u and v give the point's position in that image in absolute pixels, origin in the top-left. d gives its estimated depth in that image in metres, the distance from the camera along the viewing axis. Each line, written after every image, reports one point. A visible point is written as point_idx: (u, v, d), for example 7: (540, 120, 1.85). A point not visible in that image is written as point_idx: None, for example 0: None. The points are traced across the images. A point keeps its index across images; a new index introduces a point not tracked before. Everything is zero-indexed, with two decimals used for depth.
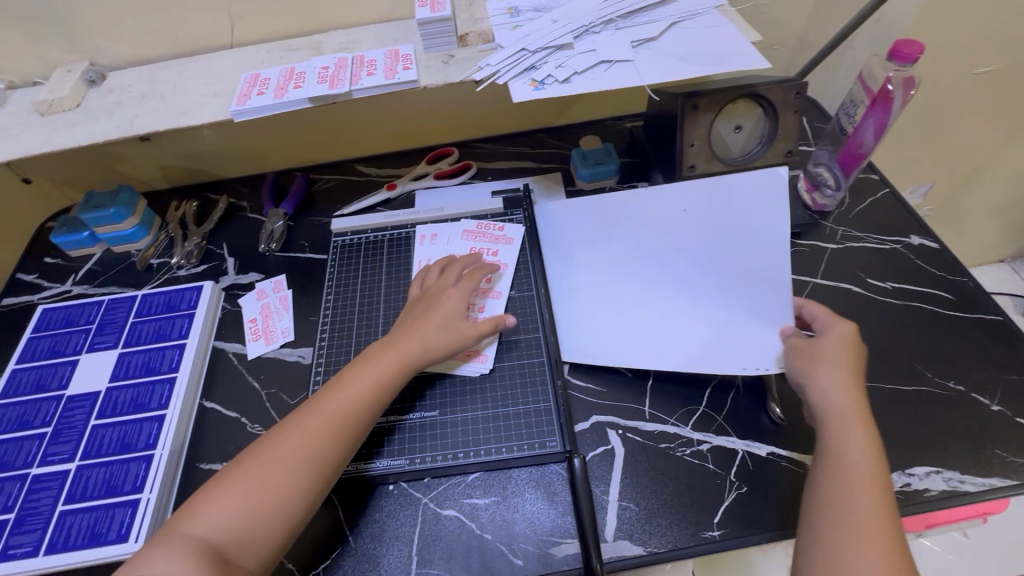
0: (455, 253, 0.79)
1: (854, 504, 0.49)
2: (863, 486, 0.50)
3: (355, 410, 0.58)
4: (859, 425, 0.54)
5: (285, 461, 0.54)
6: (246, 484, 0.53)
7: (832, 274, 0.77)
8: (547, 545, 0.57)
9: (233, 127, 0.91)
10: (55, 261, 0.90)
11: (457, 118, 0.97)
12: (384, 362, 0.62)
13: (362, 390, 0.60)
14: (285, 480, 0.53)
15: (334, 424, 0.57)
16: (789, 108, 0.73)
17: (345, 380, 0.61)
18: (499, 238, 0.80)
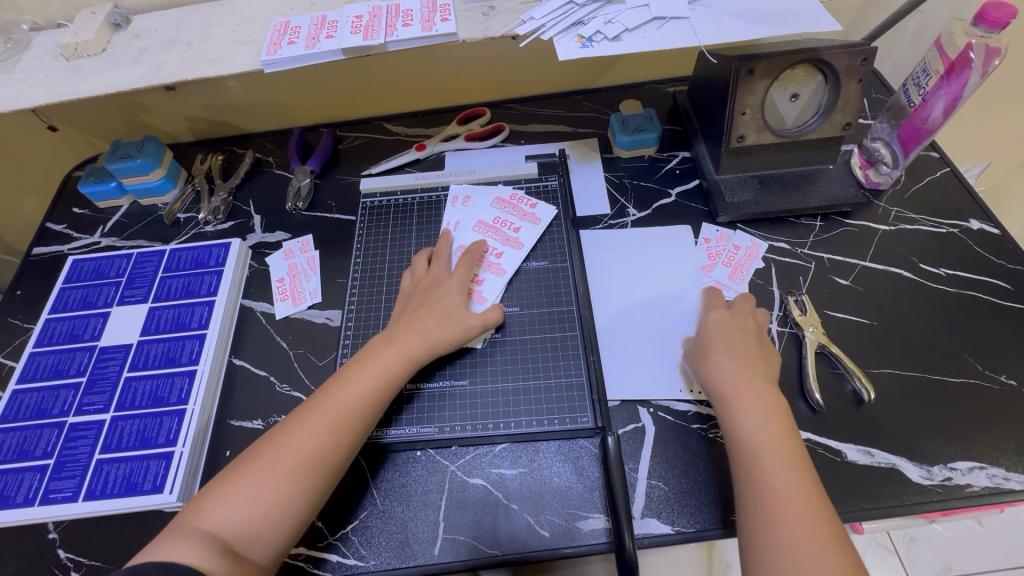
0: (482, 219, 0.76)
1: (768, 470, 0.50)
2: (768, 450, 0.51)
3: (363, 405, 0.57)
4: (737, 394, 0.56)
5: (299, 449, 0.53)
6: (261, 472, 0.51)
7: (882, 257, 0.73)
8: (574, 518, 0.57)
9: (260, 78, 0.88)
10: (83, 212, 0.89)
11: (490, 76, 0.93)
12: (389, 357, 0.60)
13: (374, 379, 0.58)
14: (300, 470, 0.52)
15: (347, 413, 0.56)
16: (852, 78, 0.67)
17: (352, 371, 0.59)
18: (525, 214, 0.77)
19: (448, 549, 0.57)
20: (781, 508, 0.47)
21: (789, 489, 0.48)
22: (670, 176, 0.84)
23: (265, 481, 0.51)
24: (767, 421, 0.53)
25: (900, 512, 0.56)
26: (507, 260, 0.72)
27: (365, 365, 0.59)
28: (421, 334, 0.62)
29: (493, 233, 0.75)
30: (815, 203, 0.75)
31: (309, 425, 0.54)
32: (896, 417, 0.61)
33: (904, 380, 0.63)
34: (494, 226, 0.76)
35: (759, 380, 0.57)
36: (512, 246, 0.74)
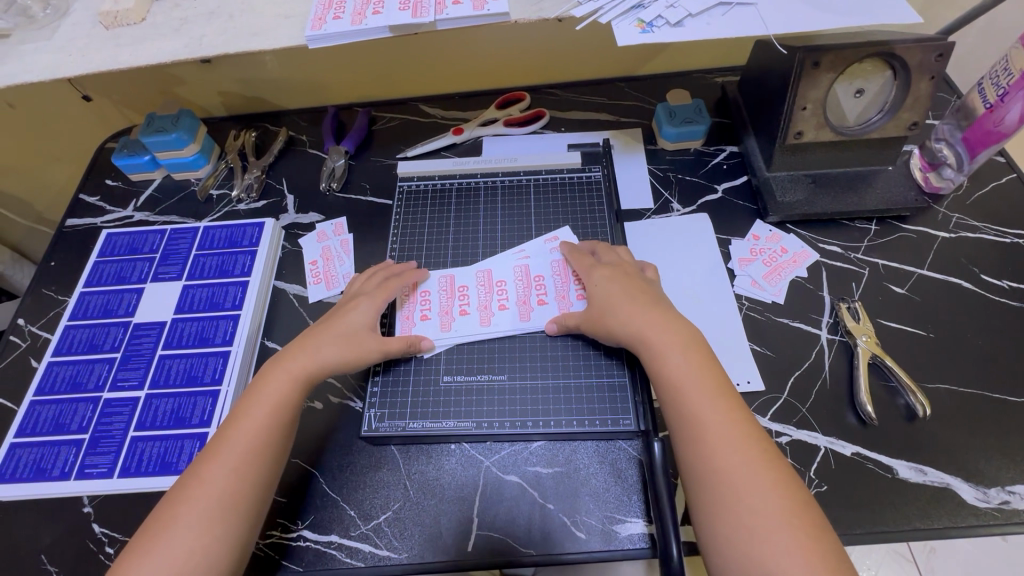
0: (534, 270, 0.70)
1: (703, 421, 0.49)
2: (728, 467, 0.46)
3: (263, 438, 0.53)
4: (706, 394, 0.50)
5: (199, 500, 0.49)
6: (170, 530, 0.47)
7: (941, 266, 0.69)
8: (611, 523, 0.56)
9: (297, 53, 0.86)
10: (116, 184, 0.89)
11: (532, 58, 0.90)
12: (279, 385, 0.56)
13: (266, 412, 0.54)
14: (210, 518, 0.48)
15: (249, 448, 0.52)
16: (925, 74, 0.63)
17: (239, 411, 0.54)
18: (567, 299, 0.67)
19: (482, 546, 0.56)
20: (723, 459, 0.47)
21: (719, 437, 0.48)
22: (717, 171, 0.80)
23: (175, 541, 0.47)
24: (683, 362, 0.53)
25: (952, 534, 0.54)
26: (502, 317, 0.66)
27: (252, 403, 0.55)
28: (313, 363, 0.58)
29: (523, 286, 0.69)
30: (873, 206, 0.72)
31: (201, 475, 0.50)
32: (952, 435, 0.58)
33: (962, 397, 0.60)
34: (532, 281, 0.69)
35: (666, 321, 0.56)
36: (520, 312, 0.66)
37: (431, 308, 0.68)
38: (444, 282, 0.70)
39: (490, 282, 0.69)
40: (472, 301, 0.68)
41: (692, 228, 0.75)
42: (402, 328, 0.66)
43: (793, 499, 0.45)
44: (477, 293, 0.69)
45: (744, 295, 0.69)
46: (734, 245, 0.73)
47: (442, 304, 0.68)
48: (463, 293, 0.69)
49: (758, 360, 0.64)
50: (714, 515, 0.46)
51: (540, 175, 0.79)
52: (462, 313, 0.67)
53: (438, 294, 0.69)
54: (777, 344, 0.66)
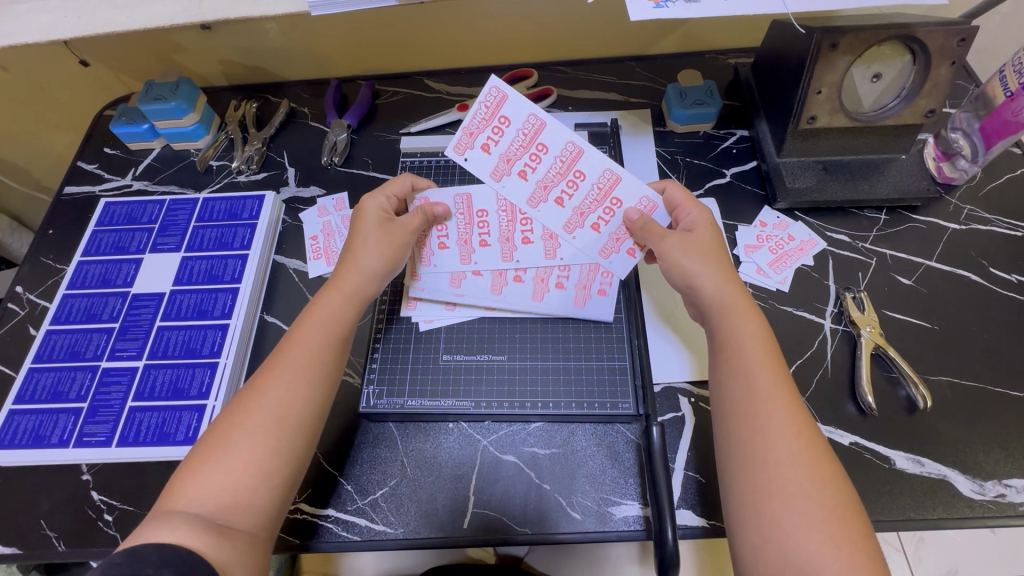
0: (615, 184, 0.61)
1: (756, 382, 0.48)
2: (771, 420, 0.45)
3: (323, 355, 0.53)
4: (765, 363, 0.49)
5: (259, 410, 0.49)
6: (232, 440, 0.47)
7: (949, 258, 0.69)
8: (607, 504, 0.56)
9: (298, 22, 0.83)
10: (114, 152, 0.87)
11: (540, 34, 0.87)
12: (335, 302, 0.56)
13: (322, 336, 0.54)
14: (266, 429, 0.48)
15: (306, 370, 0.52)
16: (945, 59, 0.61)
17: (297, 325, 0.55)
18: (618, 243, 0.62)
19: (477, 524, 0.56)
20: (782, 434, 0.45)
21: (785, 413, 0.46)
22: (726, 155, 0.79)
23: (233, 450, 0.47)
24: (758, 340, 0.51)
25: (946, 525, 0.54)
26: (548, 211, 0.63)
27: (310, 319, 0.55)
28: (364, 268, 0.58)
29: (595, 196, 0.62)
30: (883, 194, 0.71)
31: (259, 386, 0.50)
32: (952, 428, 0.58)
33: (964, 390, 0.60)
34: (607, 199, 0.61)
35: (747, 302, 0.54)
36: (569, 220, 0.63)
37: (498, 143, 0.61)
38: (531, 121, 0.60)
39: (512, 210, 0.65)
40: (491, 230, 0.65)
41: None
42: (461, 145, 0.61)
43: (847, 492, 0.43)
44: (498, 220, 0.65)
45: (748, 282, 0.68)
46: (740, 231, 0.72)
47: (510, 148, 0.61)
48: (539, 152, 0.61)
49: None
50: (757, 481, 0.43)
51: None
52: (480, 243, 0.65)
53: (515, 133, 0.60)
54: (780, 332, 0.65)
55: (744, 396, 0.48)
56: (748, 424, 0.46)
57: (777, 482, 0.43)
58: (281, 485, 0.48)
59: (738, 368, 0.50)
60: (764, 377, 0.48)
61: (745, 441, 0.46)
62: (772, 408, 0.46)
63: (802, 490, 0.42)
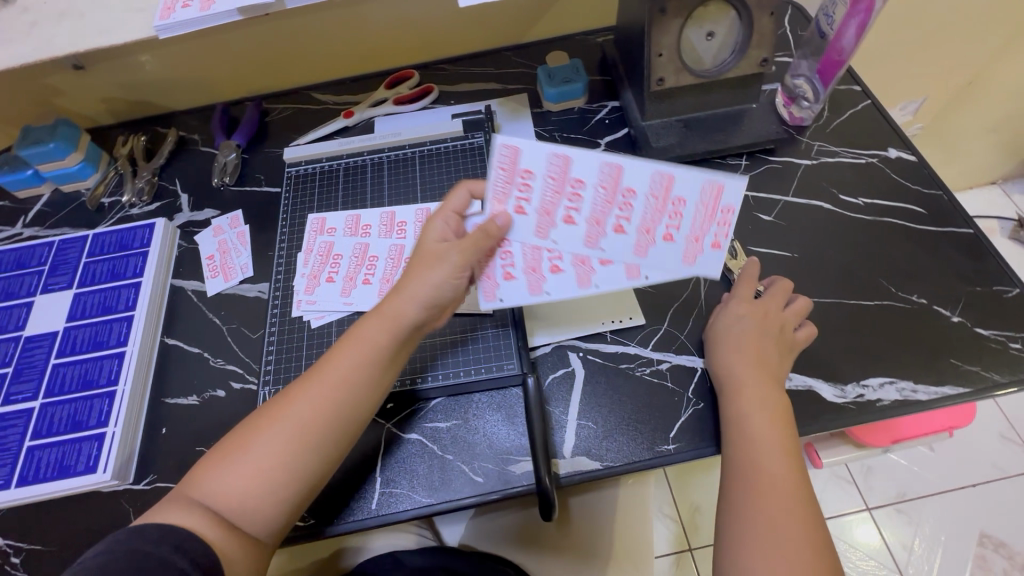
0: (621, 168, 0.54)
1: (758, 454, 0.50)
2: (769, 488, 0.48)
3: (357, 379, 0.52)
4: (780, 443, 0.51)
5: (281, 419, 0.49)
6: (252, 441, 0.49)
7: (804, 191, 0.74)
8: (506, 463, 0.59)
9: (172, 49, 0.84)
10: (2, 202, 0.86)
11: (414, 36, 0.91)
12: (377, 329, 0.53)
13: (360, 359, 0.52)
14: (286, 438, 0.49)
15: (333, 387, 0.51)
16: (765, 11, 0.68)
17: (337, 346, 0.53)
18: (650, 236, 0.55)
19: (384, 503, 0.58)
20: (768, 470, 0.49)
21: (773, 452, 0.50)
22: (601, 126, 0.83)
23: (249, 458, 0.48)
24: (768, 420, 0.52)
25: (815, 430, 0.59)
26: (564, 234, 0.55)
27: (352, 341, 0.53)
28: (408, 296, 0.53)
29: (604, 198, 0.55)
30: (739, 142, 0.76)
31: (292, 395, 0.50)
32: (813, 342, 0.63)
33: (824, 307, 0.65)
34: (618, 193, 0.54)
35: (770, 385, 0.55)
36: (588, 234, 0.55)
37: (479, 190, 0.54)
38: (505, 153, 0.53)
39: (364, 254, 0.71)
40: (376, 271, 0.69)
41: None
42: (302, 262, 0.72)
43: (810, 512, 0.47)
44: (347, 260, 0.70)
45: None
46: None
47: (497, 190, 0.54)
48: (524, 180, 0.53)
49: (640, 297, 0.68)
50: (746, 514, 0.47)
51: (425, 146, 0.81)
52: (363, 282, 0.69)
53: (493, 172, 0.53)
54: (657, 280, 0.69)
55: (738, 449, 0.52)
56: (744, 463, 0.50)
57: (764, 512, 0.47)
58: (297, 495, 0.49)
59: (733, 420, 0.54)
60: (756, 426, 0.52)
61: (742, 482, 0.49)
62: (771, 448, 0.50)
63: (790, 517, 0.46)
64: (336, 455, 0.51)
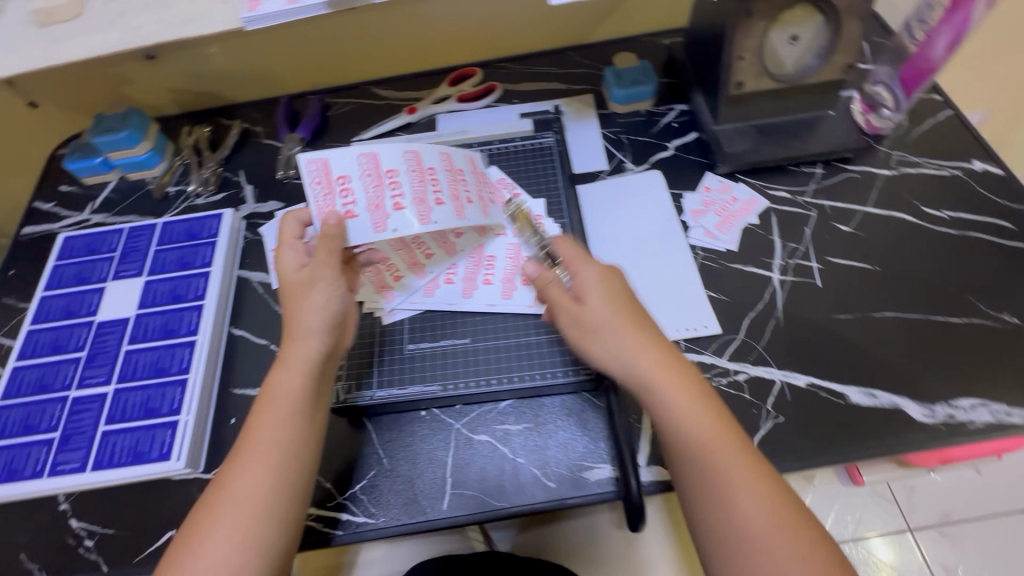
0: None
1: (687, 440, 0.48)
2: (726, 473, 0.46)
3: (284, 435, 0.51)
4: (713, 435, 0.48)
5: (228, 498, 0.48)
6: (216, 523, 0.47)
7: (884, 203, 0.72)
8: (580, 469, 0.58)
9: (242, 42, 0.85)
10: (70, 189, 0.88)
11: (478, 33, 0.90)
12: (292, 379, 0.52)
13: (280, 418, 0.51)
14: (245, 517, 0.47)
15: (264, 454, 0.49)
16: (854, 15, 0.65)
17: (256, 410, 0.52)
18: None
19: (456, 505, 0.57)
20: (732, 481, 0.46)
21: (731, 454, 0.47)
22: (668, 130, 0.82)
23: (207, 546, 0.46)
24: (676, 406, 0.49)
25: (902, 450, 0.57)
26: None
27: (269, 399, 0.52)
28: (304, 331, 0.54)
29: None
30: (816, 149, 0.74)
31: (226, 475, 0.49)
32: (899, 359, 0.61)
33: (908, 323, 0.63)
34: None
35: (673, 368, 0.51)
36: None
37: (356, 201, 0.59)
38: (365, 161, 0.60)
39: (422, 168, 0.63)
40: (473, 187, 0.67)
41: (637, 181, 0.77)
42: (421, 216, 0.60)
43: (801, 523, 0.44)
44: (410, 180, 0.61)
45: (697, 246, 0.71)
46: (686, 199, 0.75)
47: (414, 188, 0.61)
48: (393, 178, 0.61)
49: (713, 305, 0.66)
50: (719, 529, 0.45)
51: (493, 145, 0.80)
52: (469, 203, 0.65)
53: (361, 180, 0.60)
54: (732, 288, 0.68)
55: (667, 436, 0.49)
56: (692, 470, 0.48)
57: (737, 530, 0.45)
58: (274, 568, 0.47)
59: (655, 409, 0.50)
60: (694, 427, 0.48)
61: (701, 488, 0.47)
62: (723, 452, 0.47)
63: (777, 539, 0.44)
64: (295, 521, 0.50)
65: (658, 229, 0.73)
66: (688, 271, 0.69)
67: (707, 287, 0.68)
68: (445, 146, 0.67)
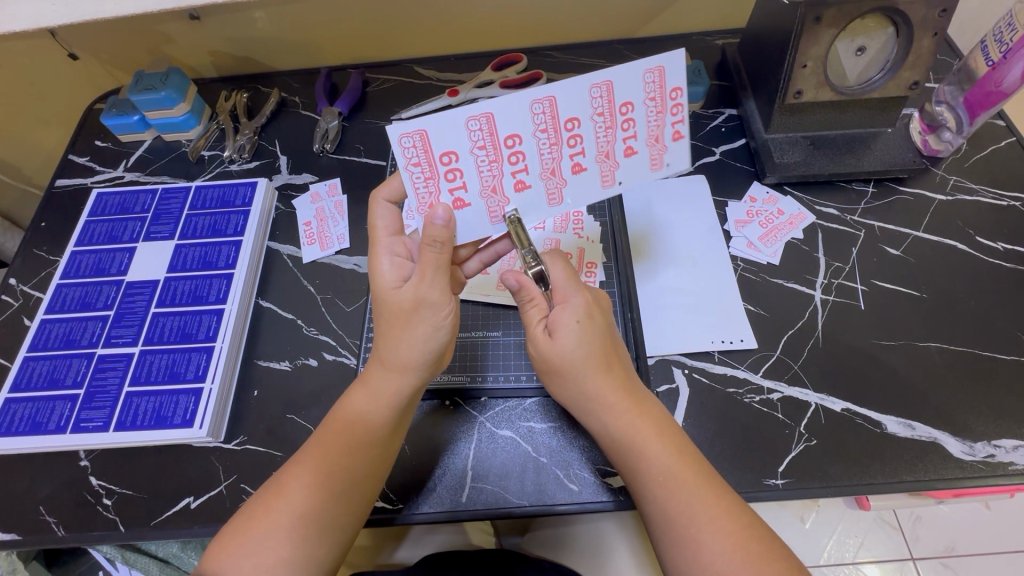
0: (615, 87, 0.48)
1: (658, 479, 0.47)
2: (694, 515, 0.45)
3: (353, 458, 0.50)
4: (680, 478, 0.47)
5: (283, 505, 0.47)
6: (265, 527, 0.46)
7: (937, 228, 0.69)
8: (603, 474, 0.57)
9: (287, 9, 0.83)
10: (105, 145, 0.87)
11: (526, 19, 0.88)
12: (373, 403, 0.51)
13: (358, 439, 0.50)
14: (297, 528, 0.47)
15: (329, 473, 0.49)
16: (927, 31, 0.62)
17: (343, 413, 0.52)
18: (660, 142, 0.51)
19: (474, 497, 0.57)
20: (697, 518, 0.45)
21: (695, 492, 0.46)
22: (715, 134, 0.80)
23: (250, 550, 0.45)
24: (650, 448, 0.48)
25: (937, 486, 0.55)
26: (628, 169, 0.52)
27: (348, 420, 0.51)
28: (395, 362, 0.51)
29: (653, 110, 0.50)
30: (870, 166, 0.71)
31: (285, 483, 0.48)
32: (941, 392, 0.59)
33: (953, 355, 0.61)
34: (667, 100, 0.49)
35: (641, 413, 0.50)
36: (652, 158, 0.52)
37: (468, 188, 0.51)
38: (475, 126, 0.48)
39: (554, 125, 0.49)
40: (638, 129, 0.50)
41: (682, 185, 0.75)
42: (552, 194, 0.53)
43: (775, 563, 0.43)
44: (536, 144, 0.50)
45: (738, 257, 0.69)
46: (730, 207, 0.72)
47: (542, 159, 0.51)
48: (513, 150, 0.50)
49: (751, 319, 0.65)
50: (687, 567, 0.44)
51: None
52: (626, 153, 0.51)
53: (470, 156, 0.49)
54: (771, 303, 0.66)
55: (633, 478, 0.48)
56: (656, 506, 0.47)
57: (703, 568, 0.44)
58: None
59: (623, 448, 0.49)
60: (657, 463, 0.47)
61: (665, 524, 0.46)
62: (686, 490, 0.46)
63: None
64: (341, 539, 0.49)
65: (698, 238, 0.71)
66: (726, 281, 0.67)
67: (746, 300, 0.66)
68: (552, 87, 0.47)
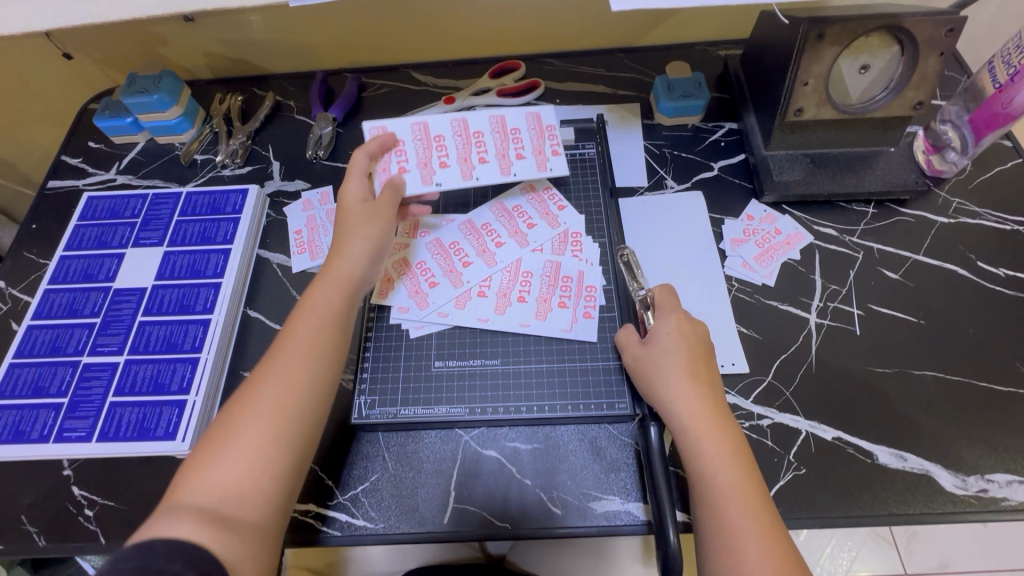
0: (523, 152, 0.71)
1: (718, 488, 0.48)
2: (746, 532, 0.45)
3: (314, 352, 0.52)
4: (741, 495, 0.47)
5: (255, 399, 0.49)
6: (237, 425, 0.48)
7: (938, 252, 0.68)
8: (588, 499, 0.56)
9: (282, 12, 0.82)
10: (98, 146, 0.87)
11: (525, 26, 0.86)
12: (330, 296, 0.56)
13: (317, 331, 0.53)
14: (266, 421, 0.48)
15: (295, 369, 0.51)
16: (933, 50, 0.61)
17: (290, 319, 0.55)
18: (547, 209, 0.72)
19: (457, 520, 0.56)
20: (746, 533, 0.45)
21: (749, 510, 0.46)
22: (715, 148, 0.78)
23: (229, 443, 0.47)
24: (722, 460, 0.49)
25: (927, 519, 0.54)
26: (534, 239, 0.70)
27: (302, 311, 0.55)
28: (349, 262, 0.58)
29: (540, 207, 0.72)
30: (870, 188, 0.70)
31: (252, 385, 0.50)
32: (934, 423, 0.58)
33: (949, 384, 0.60)
34: (543, 196, 0.73)
35: (722, 430, 0.51)
36: (551, 237, 0.70)
37: (408, 159, 0.67)
38: (417, 129, 0.68)
39: (467, 132, 0.69)
40: (532, 216, 0.71)
41: (679, 203, 0.73)
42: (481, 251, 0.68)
43: None
44: (455, 142, 0.68)
45: (733, 276, 0.68)
46: (727, 225, 0.71)
47: (459, 150, 0.68)
48: (440, 141, 0.68)
49: (744, 341, 0.64)
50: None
51: None
52: (528, 227, 0.71)
53: (413, 144, 0.68)
54: (765, 326, 0.64)
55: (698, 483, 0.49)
56: (709, 513, 0.47)
57: None
58: (283, 480, 0.47)
59: (694, 454, 0.50)
60: (724, 475, 0.48)
61: (718, 532, 0.46)
62: (742, 506, 0.47)
63: None
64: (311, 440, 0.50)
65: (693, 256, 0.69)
66: (721, 303, 0.66)
67: (740, 324, 0.65)
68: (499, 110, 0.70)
